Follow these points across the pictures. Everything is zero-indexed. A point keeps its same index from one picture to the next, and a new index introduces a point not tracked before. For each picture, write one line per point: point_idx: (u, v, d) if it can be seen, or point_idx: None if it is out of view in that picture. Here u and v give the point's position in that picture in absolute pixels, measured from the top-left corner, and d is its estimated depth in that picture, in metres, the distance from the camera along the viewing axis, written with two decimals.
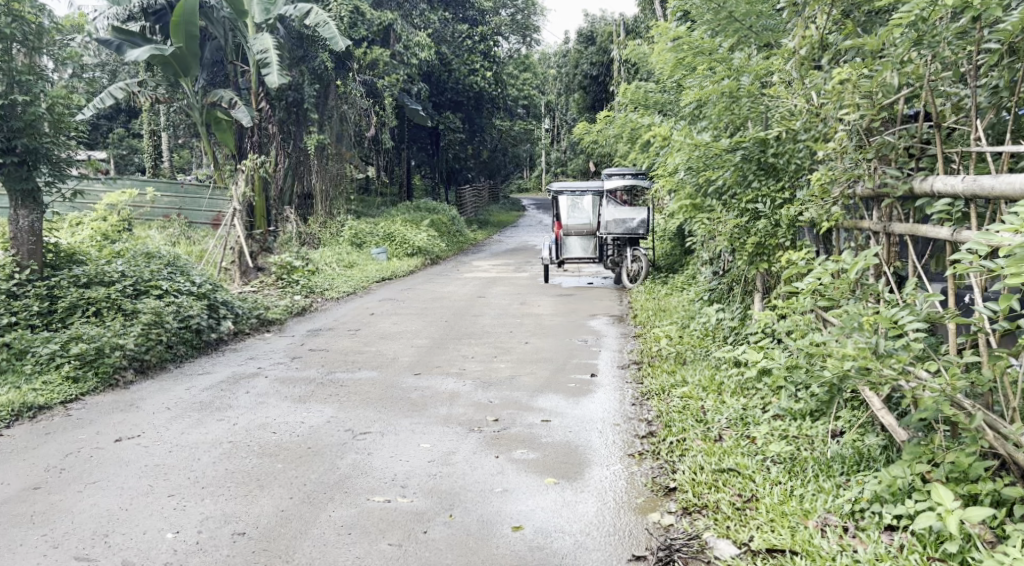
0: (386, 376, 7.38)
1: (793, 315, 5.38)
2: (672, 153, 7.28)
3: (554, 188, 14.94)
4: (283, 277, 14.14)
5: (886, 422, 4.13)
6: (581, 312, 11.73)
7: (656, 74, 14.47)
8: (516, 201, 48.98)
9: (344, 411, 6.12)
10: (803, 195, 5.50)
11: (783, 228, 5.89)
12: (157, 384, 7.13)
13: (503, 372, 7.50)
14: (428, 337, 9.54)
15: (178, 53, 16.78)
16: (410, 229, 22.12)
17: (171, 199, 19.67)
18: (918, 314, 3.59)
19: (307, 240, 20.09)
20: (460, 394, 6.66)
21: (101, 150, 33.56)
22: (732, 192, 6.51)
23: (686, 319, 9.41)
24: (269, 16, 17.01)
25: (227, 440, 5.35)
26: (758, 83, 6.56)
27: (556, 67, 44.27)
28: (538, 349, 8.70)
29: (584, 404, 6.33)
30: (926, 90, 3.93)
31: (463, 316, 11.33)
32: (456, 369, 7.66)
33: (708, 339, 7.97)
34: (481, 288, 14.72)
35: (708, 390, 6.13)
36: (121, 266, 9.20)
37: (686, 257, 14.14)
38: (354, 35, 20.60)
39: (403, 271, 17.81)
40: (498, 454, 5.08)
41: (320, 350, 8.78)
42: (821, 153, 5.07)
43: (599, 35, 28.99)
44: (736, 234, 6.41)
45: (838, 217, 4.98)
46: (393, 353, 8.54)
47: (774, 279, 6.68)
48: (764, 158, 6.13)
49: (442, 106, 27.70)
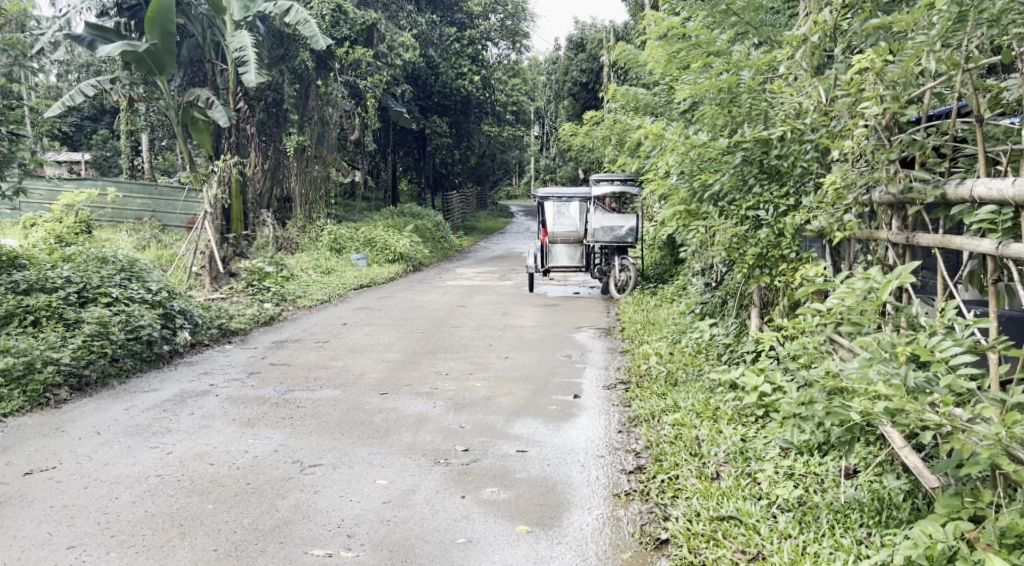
0: (349, 395, 6.72)
1: (801, 336, 4.79)
2: (664, 155, 6.68)
3: (539, 194, 14.40)
4: (252, 283, 13.43)
5: (912, 463, 3.54)
6: (566, 324, 11.11)
7: (646, 77, 13.94)
8: (504, 208, 48.29)
9: (297, 438, 5.46)
10: (811, 202, 4.95)
11: (788, 239, 5.24)
12: (94, 403, 6.45)
13: (479, 392, 6.87)
14: (400, 350, 8.91)
15: (152, 50, 15.95)
16: (392, 234, 21.48)
17: (144, 201, 19.06)
18: (962, 342, 2.99)
19: (284, 245, 19.45)
20: (429, 418, 6.02)
21: (83, 151, 32.83)
22: (730, 199, 5.85)
23: (677, 333, 8.81)
24: (248, 14, 16.39)
25: (155, 473, 4.70)
26: (760, 78, 5.94)
27: (546, 73, 43.68)
28: (517, 365, 8.07)
29: (565, 431, 5.70)
30: (964, 79, 3.32)
31: (441, 327, 10.69)
32: (426, 388, 7.01)
33: (700, 356, 7.40)
34: (463, 297, 14.08)
35: (703, 417, 5.52)
36: (68, 270, 8.51)
37: (676, 267, 13.59)
38: (336, 34, 19.96)
39: (383, 278, 17.19)
40: (464, 493, 4.43)
41: (282, 365, 8.12)
42: (834, 153, 4.45)
43: (589, 41, 28.47)
44: (733, 245, 5.73)
45: (853, 227, 4.44)
46: (361, 368, 7.89)
47: (774, 294, 6.08)
48: (767, 160, 5.47)
49: (429, 110, 27.01)
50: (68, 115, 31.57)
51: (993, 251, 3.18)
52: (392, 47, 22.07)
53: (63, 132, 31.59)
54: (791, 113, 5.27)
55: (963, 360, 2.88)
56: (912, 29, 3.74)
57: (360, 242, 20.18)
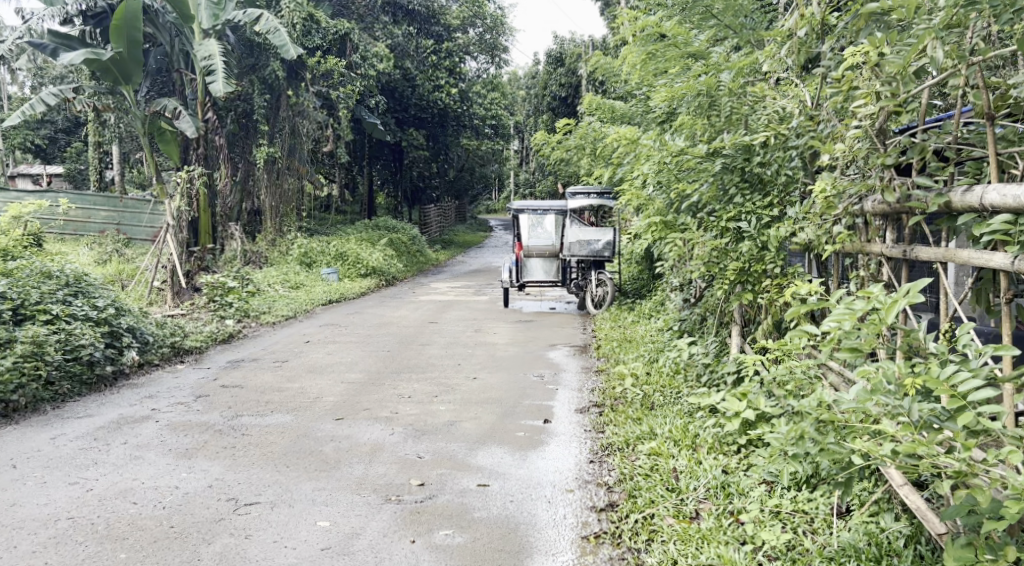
0: (300, 422, 6.21)
1: (788, 361, 4.40)
2: (641, 164, 6.26)
3: (514, 206, 13.94)
4: (214, 299, 12.82)
5: (913, 503, 3.17)
6: (539, 341, 10.64)
7: (624, 87, 13.62)
8: (484, 222, 47.77)
9: (237, 472, 4.95)
10: (799, 212, 4.60)
11: (772, 252, 4.83)
12: (19, 430, 5.90)
13: (442, 416, 6.38)
14: (363, 370, 8.41)
15: (117, 59, 15.23)
16: (365, 248, 20.92)
17: (109, 213, 18.43)
18: (979, 374, 2.60)
19: (253, 259, 18.89)
20: (384, 447, 5.53)
21: (55, 164, 32.08)
22: (709, 210, 5.43)
23: (654, 351, 8.40)
24: (218, 22, 15.69)
25: (66, 516, 4.16)
26: (743, 80, 5.51)
27: (526, 88, 43.38)
28: (486, 387, 7.59)
29: (532, 460, 5.25)
30: (973, 72, 2.94)
31: (408, 345, 10.18)
32: (386, 413, 6.51)
33: (679, 377, 6.98)
34: (435, 313, 13.57)
35: (681, 446, 5.11)
36: (4, 285, 7.91)
37: (656, 281, 13.21)
38: (307, 44, 19.43)
39: (354, 293, 16.64)
40: (414, 538, 3.95)
41: (233, 387, 7.57)
42: (825, 157, 4.06)
43: (568, 56, 28.20)
44: (714, 259, 5.29)
45: (843, 240, 4.09)
46: (318, 391, 7.36)
47: (756, 311, 5.69)
48: (749, 167, 5.08)
49: (405, 122, 26.55)
50: (38, 127, 30.78)
51: (1009, 266, 2.79)
52: (366, 57, 21.59)
53: (35, 144, 30.80)
54: (774, 119, 4.96)
55: (986, 395, 2.48)
56: (914, 18, 3.39)
57: (332, 256, 19.61)
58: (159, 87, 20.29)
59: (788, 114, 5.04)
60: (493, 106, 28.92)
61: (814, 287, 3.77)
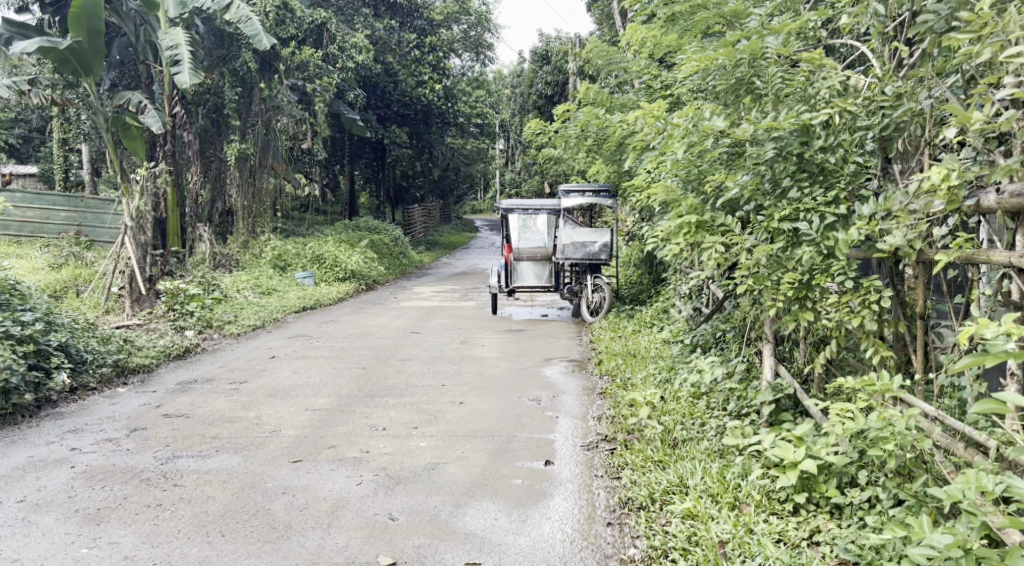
0: (249, 465, 5.13)
1: (878, 409, 3.38)
2: (657, 151, 5.19)
3: (503, 206, 12.79)
4: (174, 307, 11.65)
5: None
6: (532, 355, 9.53)
7: (625, 77, 12.50)
8: (470, 222, 46.70)
9: (156, 546, 3.85)
10: (883, 209, 3.54)
11: (841, 261, 3.75)
12: None
13: (421, 457, 5.28)
14: (331, 394, 7.31)
15: (77, 48, 13.17)
16: (342, 250, 19.70)
17: (69, 214, 17.09)
18: None
19: (223, 263, 17.73)
20: (348, 504, 4.43)
21: (32, 164, 30.95)
22: (753, 206, 4.38)
23: (665, 369, 7.35)
24: (185, 11, 14.57)
25: None
26: (793, 47, 4.46)
27: (512, 87, 42.16)
28: (475, 415, 6.49)
29: (536, 523, 4.18)
30: None
31: (386, 361, 9.04)
32: (354, 452, 5.41)
33: (700, 403, 5.94)
34: (416, 322, 12.42)
35: (721, 504, 4.09)
36: None
37: (657, 286, 12.18)
38: (281, 34, 17.86)
39: (331, 298, 15.49)
40: None
41: (178, 417, 6.43)
42: (948, 133, 3.00)
43: (554, 53, 27.10)
44: (765, 269, 4.18)
45: (959, 246, 3.07)
46: (277, 423, 6.24)
47: (804, 331, 4.64)
48: (810, 153, 4.03)
49: (388, 119, 25.19)
50: (14, 126, 29.54)
51: None
52: (344, 48, 20.32)
53: (9, 143, 29.51)
54: (835, 93, 3.95)
55: None
56: None
57: (308, 259, 18.40)
58: (125, 79, 18.89)
59: (853, 89, 4.03)
60: (479, 104, 27.78)
61: (978, 321, 2.65)
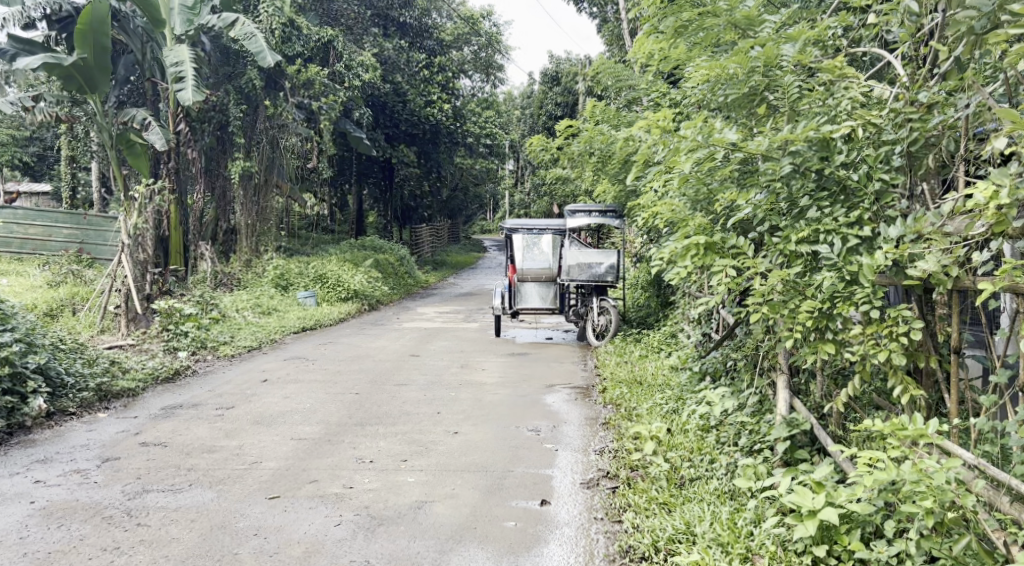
0: (221, 502, 4.76)
1: (913, 457, 2.99)
2: (664, 166, 4.85)
3: (507, 225, 12.51)
4: (168, 327, 11.32)
5: None
6: (535, 382, 9.11)
7: (635, 94, 12.16)
8: (478, 242, 46.49)
9: None
10: (916, 230, 3.17)
11: (865, 288, 3.38)
12: None
13: (408, 495, 4.90)
14: (320, 421, 6.94)
15: (81, 64, 12.93)
16: (346, 269, 19.37)
17: (72, 231, 16.79)
18: None
19: (223, 282, 17.23)
20: (322, 549, 4.06)
21: (45, 182, 31.05)
22: (765, 226, 4.02)
23: (673, 399, 6.93)
24: (192, 28, 14.39)
25: None
26: (811, 55, 4.17)
27: (522, 107, 42.08)
28: (470, 446, 6.10)
29: None
30: None
31: (381, 386, 8.67)
32: (336, 488, 5.03)
33: (709, 437, 5.53)
34: (417, 344, 12.06)
35: (730, 557, 3.68)
36: None
37: (665, 309, 11.77)
38: (288, 51, 17.67)
39: (332, 319, 15.15)
40: None
41: (155, 446, 6.08)
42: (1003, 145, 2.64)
43: (564, 74, 26.91)
44: (781, 295, 3.81)
45: (1013, 273, 2.71)
46: (259, 453, 5.88)
47: (820, 362, 4.24)
48: (830, 169, 3.68)
49: (396, 138, 24.93)
50: (27, 143, 29.61)
51: None
52: (350, 66, 20.13)
53: (23, 161, 29.60)
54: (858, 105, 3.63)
55: None
56: None
57: (309, 278, 18.11)
58: (132, 97, 18.75)
59: (878, 100, 3.72)
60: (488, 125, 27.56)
61: None
